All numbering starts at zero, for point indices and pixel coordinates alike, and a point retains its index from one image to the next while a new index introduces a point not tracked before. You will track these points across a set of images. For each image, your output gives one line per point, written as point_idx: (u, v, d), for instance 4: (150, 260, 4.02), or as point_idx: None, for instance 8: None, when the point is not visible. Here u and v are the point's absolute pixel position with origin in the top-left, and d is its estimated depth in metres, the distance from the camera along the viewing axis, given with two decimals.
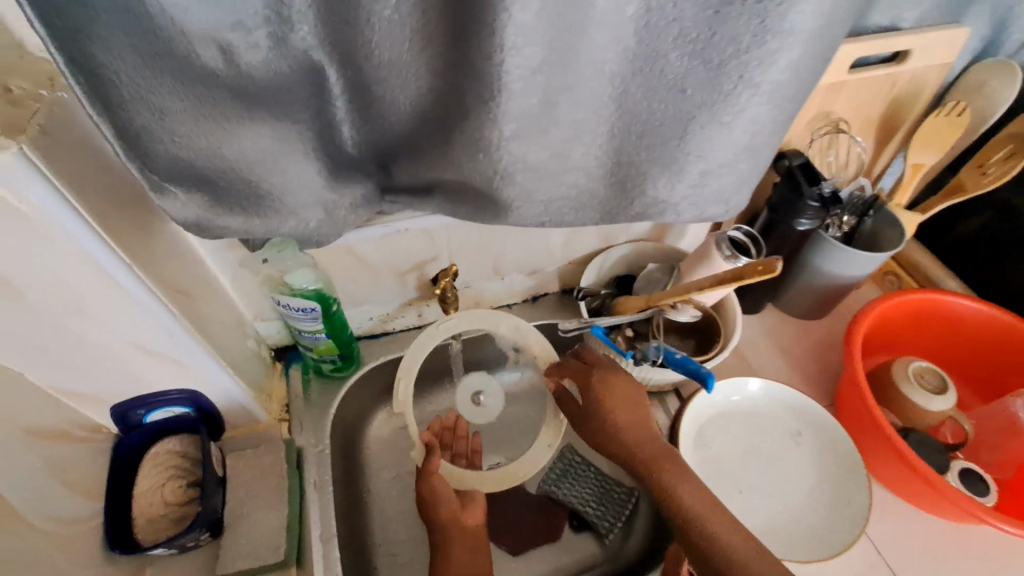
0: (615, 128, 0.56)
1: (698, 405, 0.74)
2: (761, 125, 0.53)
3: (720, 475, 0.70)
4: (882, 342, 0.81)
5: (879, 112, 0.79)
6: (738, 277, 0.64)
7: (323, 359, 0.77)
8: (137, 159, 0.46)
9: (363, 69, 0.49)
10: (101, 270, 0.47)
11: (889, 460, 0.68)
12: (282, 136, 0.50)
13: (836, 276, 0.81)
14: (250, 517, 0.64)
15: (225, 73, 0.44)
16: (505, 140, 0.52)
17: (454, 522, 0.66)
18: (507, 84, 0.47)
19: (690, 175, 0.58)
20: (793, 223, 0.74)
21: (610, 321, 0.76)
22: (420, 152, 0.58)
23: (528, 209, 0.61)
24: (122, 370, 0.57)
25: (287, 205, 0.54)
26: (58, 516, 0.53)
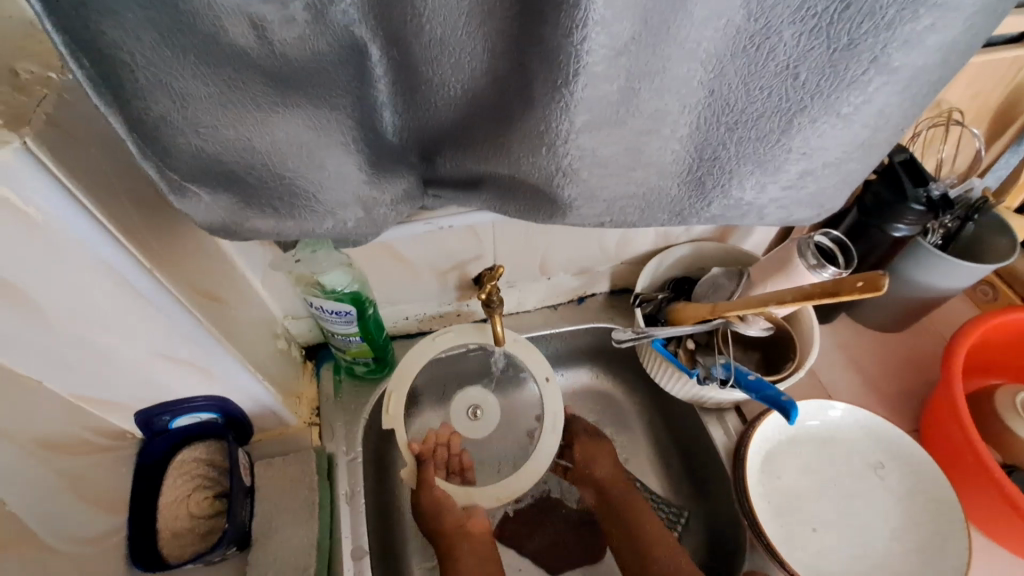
0: (701, 119, 0.47)
1: (767, 428, 0.67)
2: (884, 119, 0.46)
3: (788, 509, 0.64)
4: (981, 365, 0.72)
5: (995, 101, 0.69)
6: (831, 294, 0.54)
7: (356, 361, 0.72)
8: (156, 154, 0.40)
9: (412, 47, 0.42)
10: (120, 277, 0.42)
11: (989, 505, 0.60)
12: (319, 127, 0.43)
13: (931, 289, 0.71)
14: (279, 532, 0.60)
15: (255, 54, 0.37)
16: (574, 133, 0.45)
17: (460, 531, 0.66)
18: (587, 66, 0.39)
19: (787, 175, 0.50)
20: (888, 227, 0.65)
21: (669, 332, 0.69)
22: (471, 144, 0.51)
23: (590, 208, 0.54)
24: (145, 377, 0.53)
25: (323, 203, 0.47)
26: (77, 533, 0.50)
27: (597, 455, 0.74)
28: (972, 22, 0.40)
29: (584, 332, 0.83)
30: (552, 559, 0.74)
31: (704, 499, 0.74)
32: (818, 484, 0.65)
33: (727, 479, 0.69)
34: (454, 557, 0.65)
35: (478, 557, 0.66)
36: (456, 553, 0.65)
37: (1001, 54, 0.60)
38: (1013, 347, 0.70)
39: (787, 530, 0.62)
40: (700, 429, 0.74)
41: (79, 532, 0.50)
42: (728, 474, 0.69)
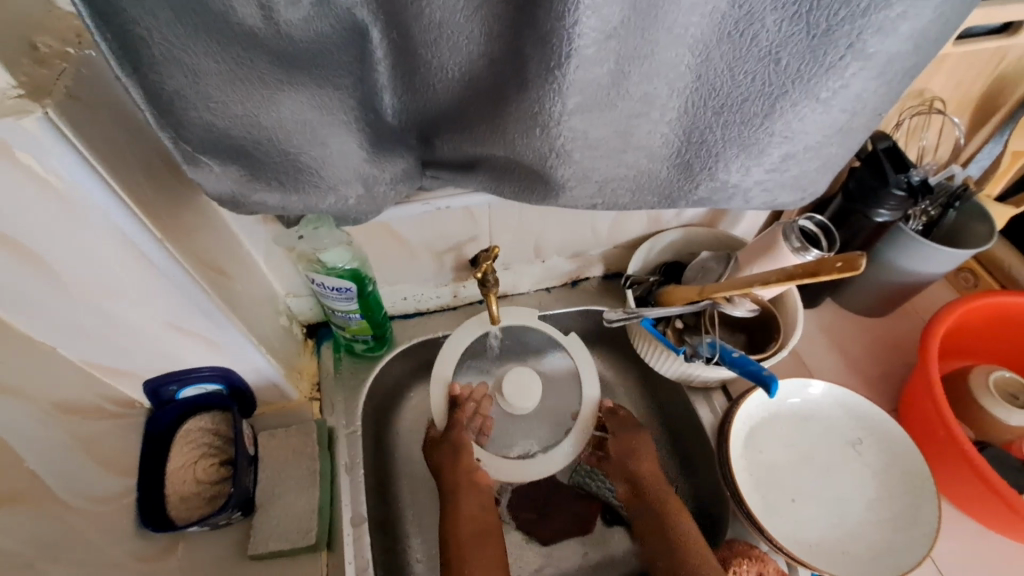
0: (689, 102, 0.50)
1: (750, 405, 0.69)
2: (862, 105, 0.49)
3: (770, 482, 0.66)
4: (960, 346, 0.74)
5: (978, 91, 0.71)
6: (812, 274, 0.56)
7: (356, 339, 0.75)
8: (171, 128, 0.43)
9: (410, 30, 0.43)
10: (133, 247, 0.44)
11: (960, 478, 0.63)
12: (323, 105, 0.45)
13: (913, 274, 0.74)
14: (282, 498, 0.63)
15: (263, 34, 0.39)
16: (567, 115, 0.47)
17: (468, 477, 0.69)
18: (579, 49, 0.42)
19: (770, 158, 0.53)
20: (870, 213, 0.67)
21: (658, 312, 0.72)
22: (467, 125, 0.53)
23: (582, 189, 0.56)
24: (154, 346, 0.55)
25: (327, 180, 0.50)
26: (91, 493, 0.52)
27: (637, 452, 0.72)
28: (944, 11, 0.42)
29: (578, 314, 0.85)
30: (539, 530, 0.77)
31: (690, 475, 0.77)
32: (798, 459, 0.68)
33: (713, 455, 0.72)
34: (455, 499, 0.68)
35: (478, 504, 0.68)
36: (456, 495, 0.68)
37: (982, 45, 0.62)
38: (989, 330, 0.72)
39: (769, 501, 0.65)
40: (688, 408, 0.77)
41: (94, 493, 0.53)
42: (715, 450, 0.72)
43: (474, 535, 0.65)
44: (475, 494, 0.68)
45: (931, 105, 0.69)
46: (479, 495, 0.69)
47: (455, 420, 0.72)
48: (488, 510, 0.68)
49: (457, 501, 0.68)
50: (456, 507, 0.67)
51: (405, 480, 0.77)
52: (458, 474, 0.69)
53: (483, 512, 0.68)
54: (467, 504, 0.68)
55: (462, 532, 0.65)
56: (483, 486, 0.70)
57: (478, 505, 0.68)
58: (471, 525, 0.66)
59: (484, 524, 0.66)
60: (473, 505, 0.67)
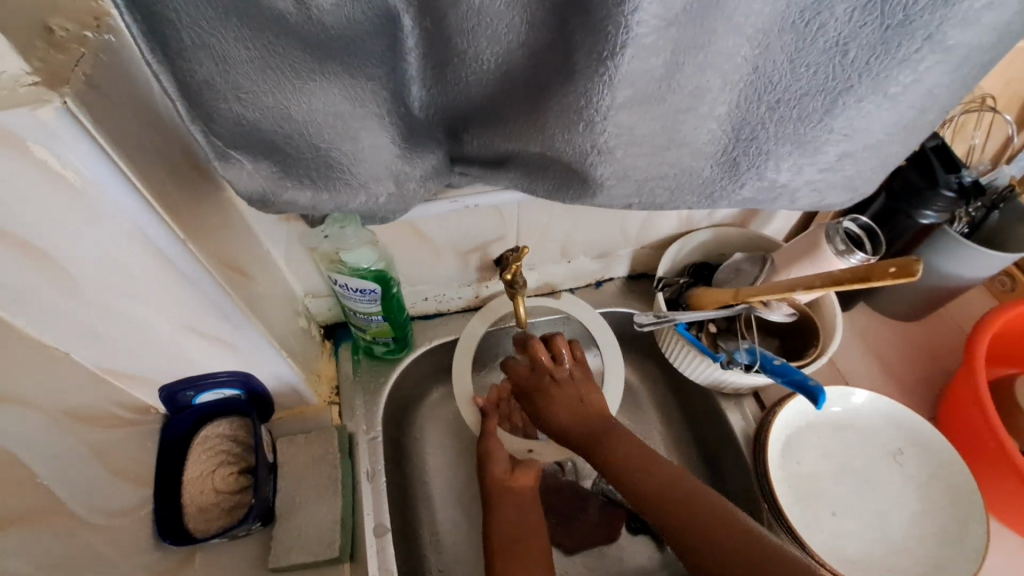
0: (743, 97, 0.47)
1: (787, 415, 0.67)
2: (930, 101, 0.46)
3: (808, 494, 0.64)
4: (1003, 353, 0.71)
5: None
6: (862, 280, 0.54)
7: (376, 341, 0.72)
8: (196, 120, 0.40)
9: (451, 16, 0.40)
10: (153, 247, 0.41)
11: (1009, 492, 0.61)
12: (356, 97, 0.42)
13: (956, 278, 0.71)
14: (303, 508, 0.60)
15: (297, 19, 0.36)
16: (614, 109, 0.44)
17: (504, 485, 0.63)
18: (636, 36, 0.39)
19: (825, 157, 0.50)
20: (916, 214, 0.65)
21: (692, 316, 0.69)
22: (503, 119, 0.50)
23: (620, 188, 0.53)
24: (170, 352, 0.52)
25: (357, 177, 0.47)
26: (105, 506, 0.50)
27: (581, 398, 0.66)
28: None
29: (603, 316, 0.83)
30: (567, 537, 0.74)
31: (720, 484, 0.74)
32: (837, 470, 0.65)
33: (746, 464, 0.69)
34: (497, 508, 0.61)
35: (518, 507, 0.62)
36: (497, 503, 0.62)
37: None
38: None
39: (807, 514, 0.63)
40: (718, 415, 0.74)
41: (108, 505, 0.50)
42: (748, 459, 0.69)
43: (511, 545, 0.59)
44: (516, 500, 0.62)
45: (983, 103, 0.66)
46: (515, 500, 0.62)
47: (484, 427, 0.67)
48: (528, 513, 0.61)
49: (499, 508, 0.61)
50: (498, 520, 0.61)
51: (425, 487, 0.74)
52: (495, 481, 0.63)
53: (522, 517, 0.61)
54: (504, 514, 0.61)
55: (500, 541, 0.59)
56: (520, 492, 0.63)
57: (518, 510, 0.61)
58: (512, 530, 0.60)
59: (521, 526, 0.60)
60: (512, 509, 0.61)
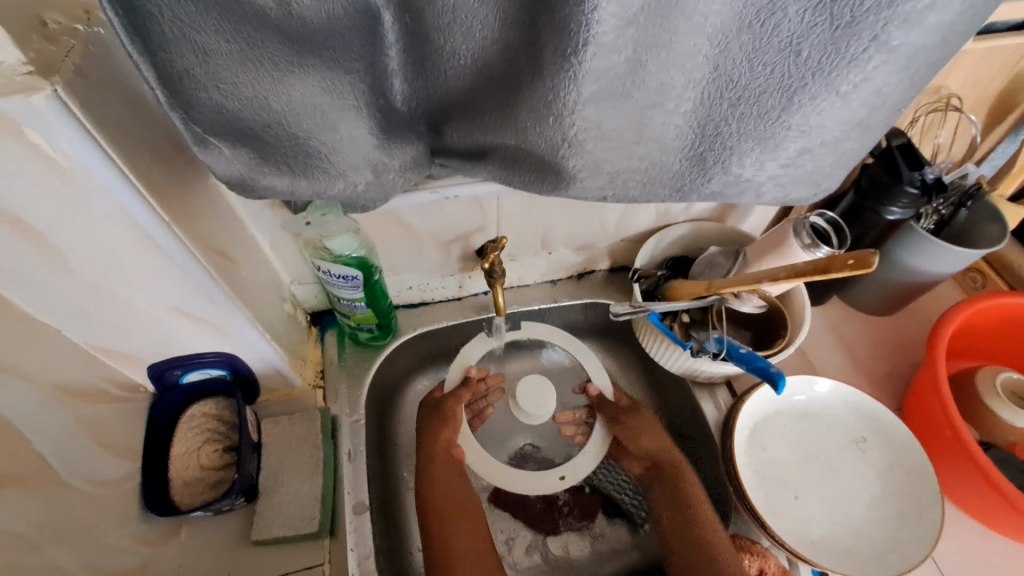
0: (705, 94, 0.49)
1: (755, 401, 0.69)
2: (883, 99, 0.48)
3: (773, 479, 0.66)
4: (967, 347, 0.74)
5: (996, 90, 0.70)
6: (822, 271, 0.56)
7: (360, 327, 0.74)
8: (180, 109, 0.42)
9: (424, 13, 0.43)
10: (140, 230, 0.44)
11: (963, 479, 0.63)
12: (334, 89, 0.44)
13: (922, 273, 0.73)
14: (286, 485, 0.62)
15: (275, 14, 0.38)
16: (581, 104, 0.47)
17: (447, 446, 0.71)
18: (597, 36, 0.41)
19: (785, 153, 0.52)
20: (882, 210, 0.67)
21: (665, 307, 0.71)
22: (478, 113, 0.52)
23: (593, 181, 0.55)
24: (158, 332, 0.55)
25: (336, 166, 0.49)
26: (95, 477, 0.52)
27: (639, 438, 0.72)
28: (974, 3, 0.41)
29: (583, 307, 0.85)
30: (543, 522, 0.77)
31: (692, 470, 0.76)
32: (801, 456, 0.68)
33: (716, 450, 0.72)
34: (428, 469, 0.69)
35: (453, 473, 0.69)
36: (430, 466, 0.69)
37: (1003, 40, 0.61)
38: (997, 331, 0.72)
39: (771, 498, 0.65)
40: (692, 403, 0.77)
41: (98, 475, 0.53)
42: (718, 446, 0.72)
43: (454, 515, 0.66)
44: (451, 467, 0.70)
45: (948, 103, 0.68)
46: (450, 467, 0.70)
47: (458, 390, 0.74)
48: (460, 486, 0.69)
49: (431, 470, 0.69)
50: (431, 478, 0.68)
51: (407, 470, 0.77)
52: (438, 449, 0.70)
53: (454, 485, 0.69)
54: (437, 475, 0.68)
55: (439, 507, 0.66)
56: (456, 460, 0.71)
57: (448, 476, 0.69)
58: (442, 499, 0.67)
59: (454, 491, 0.68)
60: (444, 475, 0.69)
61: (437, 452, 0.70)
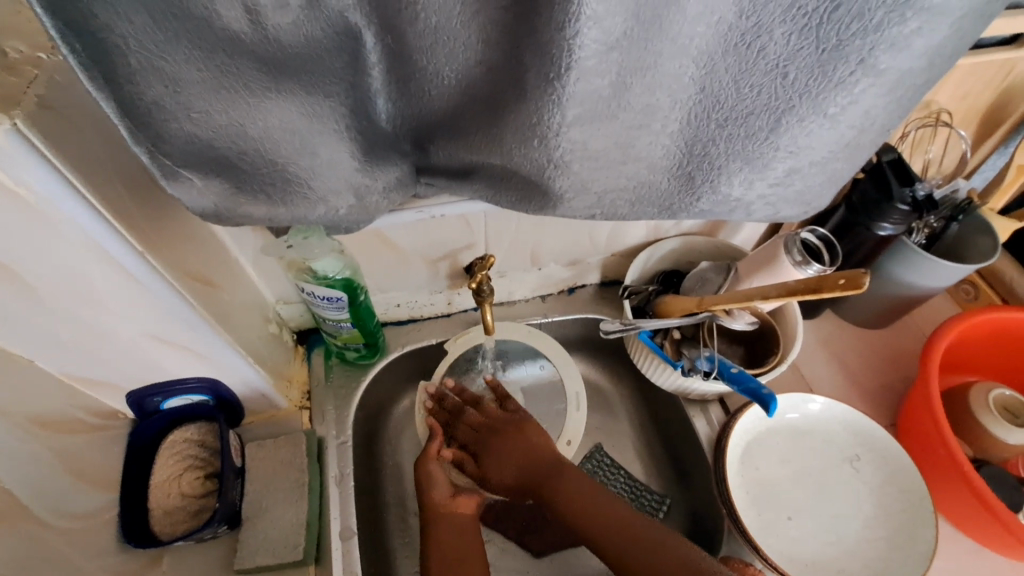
0: (692, 115, 0.48)
1: (748, 420, 0.68)
2: (870, 120, 0.47)
3: (766, 499, 0.65)
4: (959, 362, 0.73)
5: (984, 103, 0.69)
6: (813, 291, 0.55)
7: (347, 346, 0.73)
8: (150, 139, 0.41)
9: (404, 35, 0.42)
10: (111, 260, 0.43)
11: (957, 498, 0.63)
12: (312, 113, 0.43)
13: (914, 287, 0.73)
14: (270, 512, 0.61)
15: (249, 40, 0.37)
16: (566, 126, 0.46)
17: (445, 504, 0.64)
18: (580, 60, 0.40)
19: (774, 173, 0.51)
20: (874, 226, 0.66)
21: (657, 325, 0.70)
22: (462, 132, 0.51)
23: (581, 201, 0.55)
24: (137, 360, 0.54)
25: (316, 190, 0.48)
26: (70, 511, 0.51)
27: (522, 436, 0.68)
28: (961, 25, 0.41)
29: (574, 323, 0.84)
30: (537, 542, 0.76)
31: (685, 488, 0.76)
32: (794, 476, 0.67)
33: (708, 469, 0.71)
34: (432, 531, 0.62)
35: (456, 532, 0.62)
36: (435, 527, 0.62)
37: (993, 56, 0.60)
38: (989, 346, 0.71)
39: (764, 518, 0.64)
40: (684, 420, 0.76)
41: (74, 509, 0.51)
42: (711, 464, 0.71)
43: (452, 570, 0.59)
44: (455, 524, 0.63)
45: (937, 118, 0.67)
46: (455, 523, 0.63)
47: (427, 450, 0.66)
48: (468, 539, 0.62)
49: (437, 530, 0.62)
50: (437, 540, 0.61)
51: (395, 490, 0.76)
52: (436, 508, 0.63)
53: (461, 541, 0.62)
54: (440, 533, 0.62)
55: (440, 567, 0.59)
56: (457, 514, 0.64)
57: (456, 534, 0.62)
58: (450, 552, 0.61)
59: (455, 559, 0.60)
60: (451, 534, 0.62)
61: (437, 512, 0.63)
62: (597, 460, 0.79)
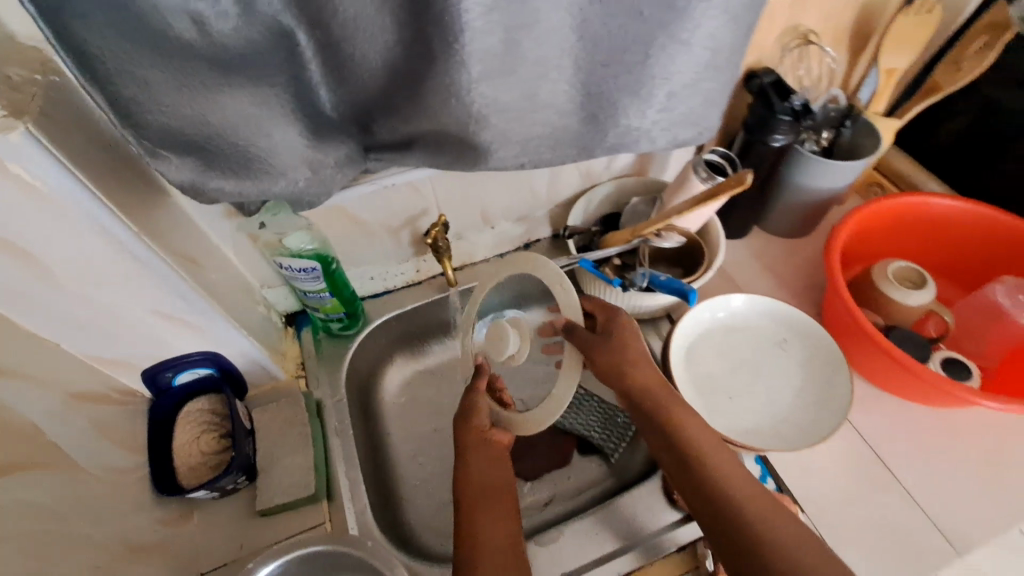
0: (580, 61, 0.58)
1: (687, 324, 0.77)
2: (718, 41, 0.58)
3: (709, 387, 0.74)
4: (867, 251, 0.83)
5: (847, 20, 0.78)
6: (713, 195, 0.66)
7: (330, 318, 0.81)
8: (131, 129, 0.50)
9: (330, 29, 0.50)
10: (114, 242, 0.52)
11: (870, 357, 0.73)
12: (261, 101, 0.53)
13: (817, 190, 0.83)
14: (281, 461, 0.70)
15: (200, 45, 0.46)
16: (474, 83, 0.55)
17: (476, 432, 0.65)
18: (468, 23, 0.50)
19: (658, 99, 0.61)
20: (767, 139, 0.75)
21: (597, 254, 0.80)
22: (396, 107, 0.61)
23: (506, 150, 0.64)
24: (147, 336, 0.62)
25: (275, 166, 0.57)
26: (110, 470, 0.59)
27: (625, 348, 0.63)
28: None
29: None
30: (526, 470, 0.84)
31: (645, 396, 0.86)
32: (732, 365, 0.76)
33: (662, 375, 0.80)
34: (464, 458, 0.64)
35: (487, 460, 0.64)
36: (465, 459, 0.64)
37: None
38: (890, 231, 0.82)
39: (710, 403, 0.73)
40: None
41: (113, 469, 0.60)
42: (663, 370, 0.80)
43: (482, 494, 0.62)
44: (486, 455, 0.64)
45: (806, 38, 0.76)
46: (487, 452, 0.64)
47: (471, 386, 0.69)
48: (498, 469, 0.64)
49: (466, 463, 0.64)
50: (468, 472, 0.63)
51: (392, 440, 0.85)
52: (468, 433, 0.65)
53: (491, 470, 0.63)
54: (475, 460, 0.63)
55: (470, 495, 0.62)
56: (490, 445, 0.65)
57: (489, 463, 0.64)
58: (481, 480, 0.62)
59: (489, 490, 0.62)
60: (479, 463, 0.63)
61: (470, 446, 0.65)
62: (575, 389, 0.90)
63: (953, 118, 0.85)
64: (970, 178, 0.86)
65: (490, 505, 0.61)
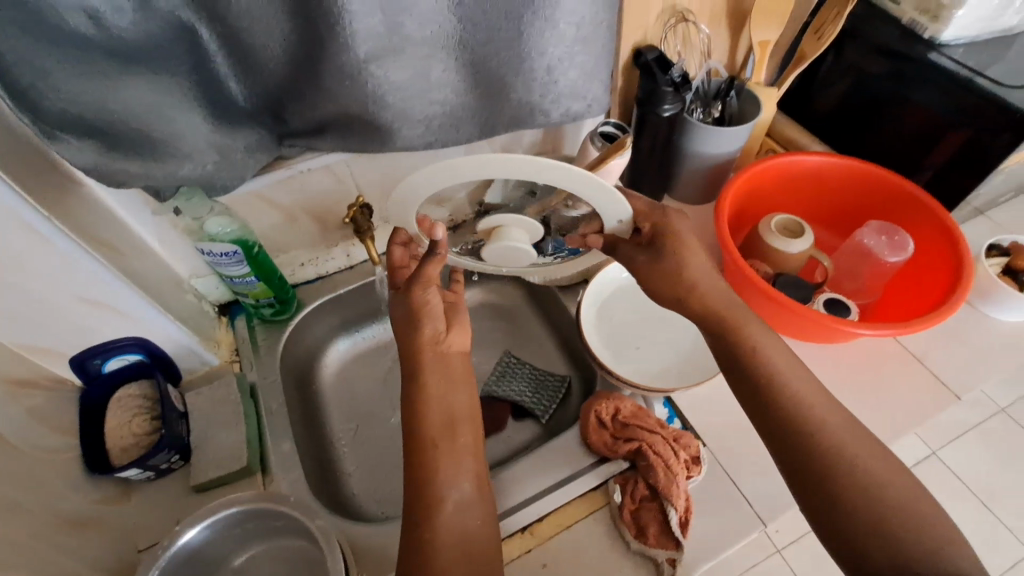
0: (462, 42, 0.64)
1: (596, 285, 0.85)
2: (582, 17, 0.66)
3: (618, 339, 0.82)
4: (758, 208, 0.91)
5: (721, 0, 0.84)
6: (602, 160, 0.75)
7: (260, 304, 0.85)
8: (28, 113, 0.52)
9: (227, 21, 0.54)
10: (27, 227, 0.55)
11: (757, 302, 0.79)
12: (160, 88, 0.56)
13: (710, 157, 0.90)
14: (213, 438, 0.73)
15: (97, 36, 0.50)
16: (364, 63, 0.60)
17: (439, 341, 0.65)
18: (348, 8, 0.55)
19: (538, 73, 0.68)
20: (658, 110, 0.82)
21: None
22: (303, 95, 0.64)
23: (410, 129, 0.69)
24: (73, 321, 0.65)
25: (180, 149, 0.61)
26: (41, 449, 0.62)
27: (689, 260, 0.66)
28: None
29: None
30: None
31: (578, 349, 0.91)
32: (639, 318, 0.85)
33: None
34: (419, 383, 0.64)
35: (446, 377, 0.65)
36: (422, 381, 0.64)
37: None
38: (775, 189, 0.90)
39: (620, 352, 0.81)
40: None
41: (44, 448, 0.62)
42: None
43: (448, 424, 0.63)
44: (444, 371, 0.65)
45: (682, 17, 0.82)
46: (446, 369, 0.65)
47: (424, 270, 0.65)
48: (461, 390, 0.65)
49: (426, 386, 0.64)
50: (427, 398, 0.63)
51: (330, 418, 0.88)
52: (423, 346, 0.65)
53: (452, 393, 0.64)
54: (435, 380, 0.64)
55: (432, 425, 0.62)
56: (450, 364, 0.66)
57: (449, 384, 0.65)
58: (439, 414, 0.63)
59: (449, 421, 0.63)
60: (436, 381, 0.64)
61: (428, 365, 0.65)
62: (507, 361, 0.96)
63: (831, 87, 0.92)
64: (846, 138, 0.95)
65: (448, 441, 0.62)
